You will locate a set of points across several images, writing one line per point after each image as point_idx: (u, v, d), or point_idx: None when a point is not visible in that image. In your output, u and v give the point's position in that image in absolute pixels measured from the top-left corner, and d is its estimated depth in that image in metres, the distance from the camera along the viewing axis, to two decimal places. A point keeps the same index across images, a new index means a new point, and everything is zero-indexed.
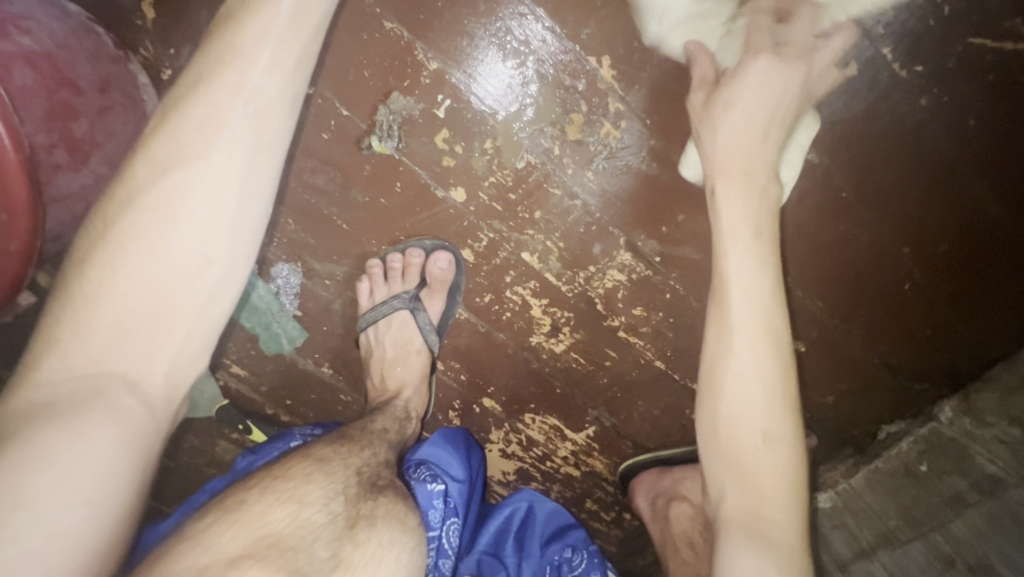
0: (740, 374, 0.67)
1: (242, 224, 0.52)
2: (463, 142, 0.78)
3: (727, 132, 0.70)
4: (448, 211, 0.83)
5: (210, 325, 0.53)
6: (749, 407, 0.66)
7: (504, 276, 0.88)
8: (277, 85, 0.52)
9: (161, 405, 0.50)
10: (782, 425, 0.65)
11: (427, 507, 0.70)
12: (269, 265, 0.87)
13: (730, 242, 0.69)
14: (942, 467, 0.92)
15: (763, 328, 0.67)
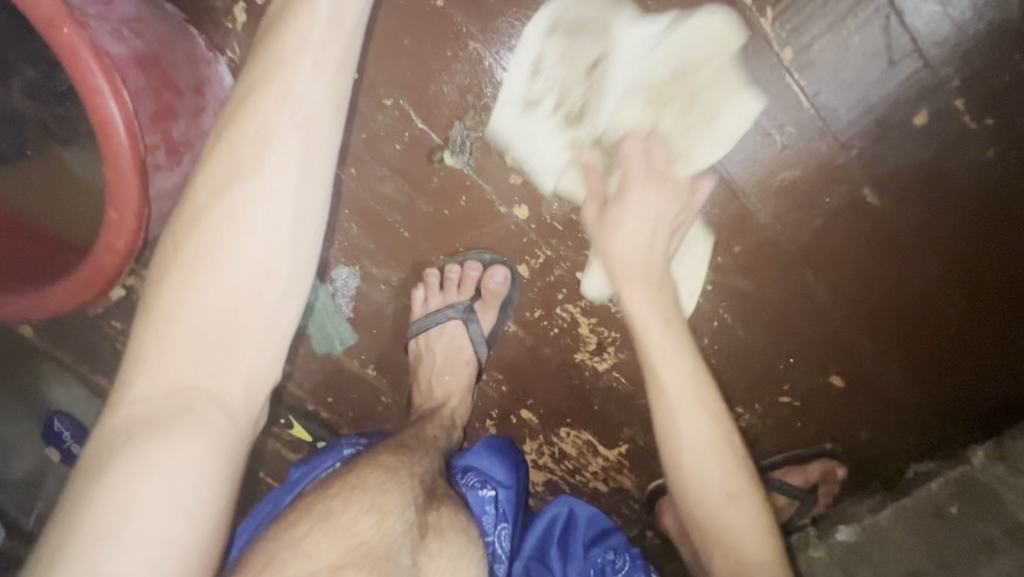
0: (721, 512, 0.71)
1: (303, 234, 0.50)
2: (532, 161, 0.79)
3: (625, 236, 0.75)
4: (509, 227, 0.85)
5: (277, 340, 0.51)
6: (708, 466, 0.72)
7: (556, 293, 0.90)
8: (321, 85, 0.50)
9: (243, 413, 0.49)
10: (740, 481, 0.72)
11: (480, 514, 0.74)
12: (330, 266, 0.89)
13: (647, 337, 0.73)
14: (975, 509, 0.92)
15: (728, 478, 0.72)
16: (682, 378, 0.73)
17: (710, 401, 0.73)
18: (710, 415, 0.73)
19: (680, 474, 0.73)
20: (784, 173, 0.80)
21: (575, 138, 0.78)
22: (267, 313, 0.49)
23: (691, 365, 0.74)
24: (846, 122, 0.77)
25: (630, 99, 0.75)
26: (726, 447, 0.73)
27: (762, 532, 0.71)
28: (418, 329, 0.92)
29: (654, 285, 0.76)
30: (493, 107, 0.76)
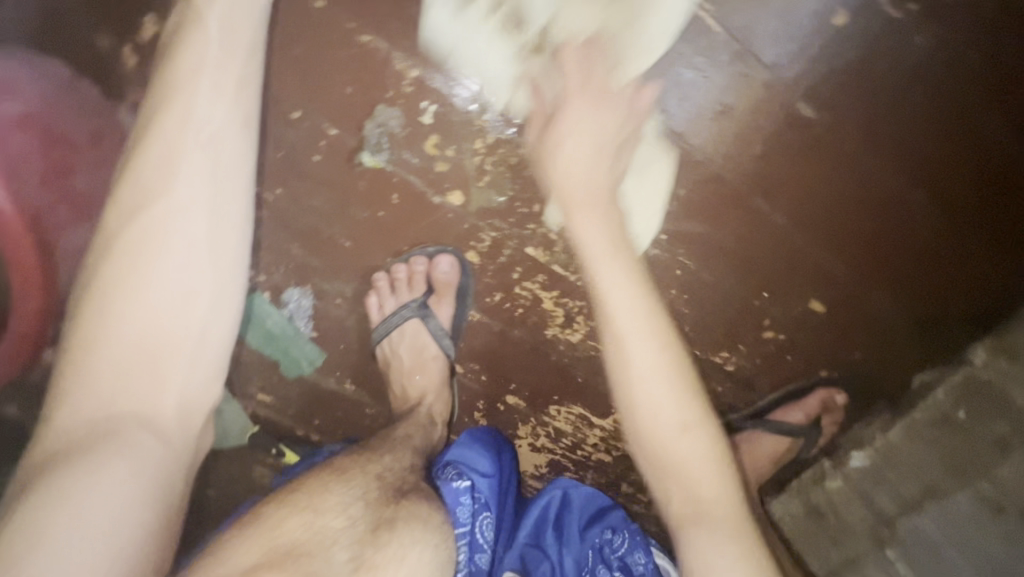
0: (672, 444, 0.56)
1: (222, 251, 0.56)
2: (454, 146, 0.78)
3: (568, 160, 0.66)
4: (448, 216, 0.83)
5: (208, 354, 0.55)
6: (658, 397, 0.56)
7: (511, 273, 0.88)
8: (224, 110, 0.57)
9: (176, 434, 0.52)
10: (695, 407, 0.57)
11: (454, 505, 0.72)
12: (280, 289, 0.87)
13: (601, 259, 0.61)
14: (979, 409, 0.90)
15: (680, 397, 0.57)
16: (652, 351, 0.57)
17: (662, 328, 0.58)
18: (660, 326, 0.58)
19: (626, 364, 0.57)
20: (712, 106, 0.78)
21: (527, 65, 0.73)
22: (193, 329, 0.54)
23: (661, 348, 0.58)
24: (767, 43, 0.75)
25: (519, 86, 0.74)
26: (687, 387, 0.58)
27: (728, 503, 0.55)
28: (381, 335, 0.91)
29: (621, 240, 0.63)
30: (400, 98, 0.75)
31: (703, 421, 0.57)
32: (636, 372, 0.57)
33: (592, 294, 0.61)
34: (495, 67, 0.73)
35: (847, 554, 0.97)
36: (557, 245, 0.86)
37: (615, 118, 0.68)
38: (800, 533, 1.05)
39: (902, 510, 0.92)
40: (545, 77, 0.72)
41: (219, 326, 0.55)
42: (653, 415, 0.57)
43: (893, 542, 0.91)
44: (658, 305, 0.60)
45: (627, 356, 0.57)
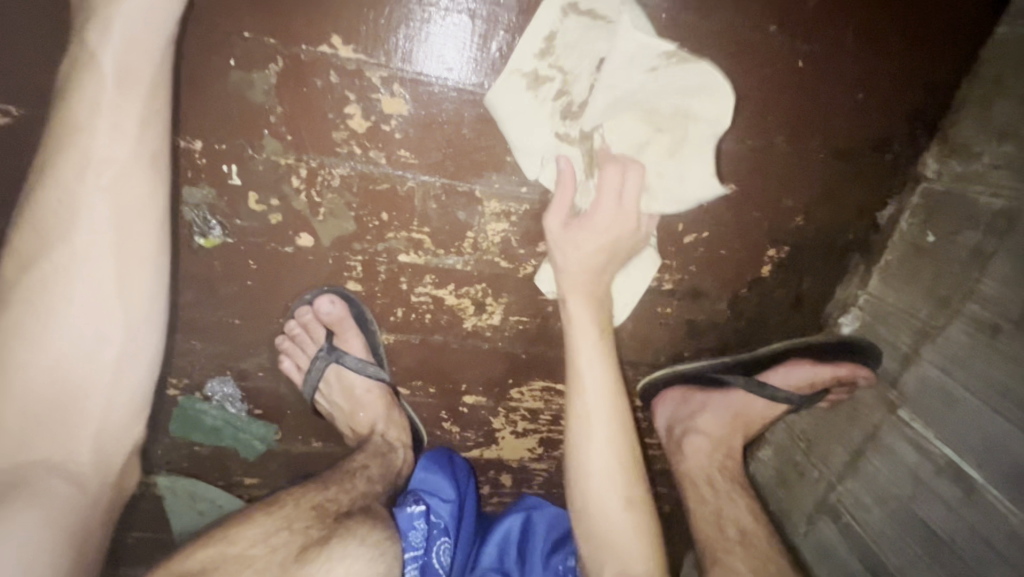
0: (617, 514, 0.79)
1: (134, 301, 0.62)
2: (275, 194, 0.76)
3: (571, 258, 0.81)
4: (309, 258, 0.82)
5: (122, 401, 0.63)
6: (613, 481, 0.80)
7: (400, 285, 0.86)
8: (125, 147, 0.60)
9: (89, 481, 0.61)
10: (637, 488, 0.81)
11: (408, 528, 0.85)
12: (202, 386, 0.90)
13: (580, 422, 0.82)
14: (948, 227, 0.80)
15: (627, 481, 0.81)
16: (607, 427, 0.82)
17: (622, 419, 0.82)
18: (617, 427, 0.82)
19: (588, 443, 0.81)
20: (494, 42, 0.71)
21: (558, 151, 0.77)
22: (109, 377, 0.61)
23: (614, 439, 0.82)
24: None
25: (551, 169, 0.78)
26: (627, 472, 0.81)
27: (651, 547, 0.78)
28: (309, 392, 0.92)
29: (596, 303, 0.84)
30: (200, 173, 0.74)
31: (637, 502, 0.80)
32: (607, 420, 0.82)
33: (574, 376, 0.83)
34: (456, 38, 0.70)
35: (866, 428, 0.88)
36: (425, 242, 0.82)
37: (615, 228, 0.80)
38: (818, 422, 0.98)
39: (903, 363, 0.83)
40: (573, 161, 0.77)
41: (129, 386, 0.63)
42: (629, 479, 0.81)
43: (904, 402, 0.82)
44: (618, 383, 0.83)
45: (592, 434, 0.81)
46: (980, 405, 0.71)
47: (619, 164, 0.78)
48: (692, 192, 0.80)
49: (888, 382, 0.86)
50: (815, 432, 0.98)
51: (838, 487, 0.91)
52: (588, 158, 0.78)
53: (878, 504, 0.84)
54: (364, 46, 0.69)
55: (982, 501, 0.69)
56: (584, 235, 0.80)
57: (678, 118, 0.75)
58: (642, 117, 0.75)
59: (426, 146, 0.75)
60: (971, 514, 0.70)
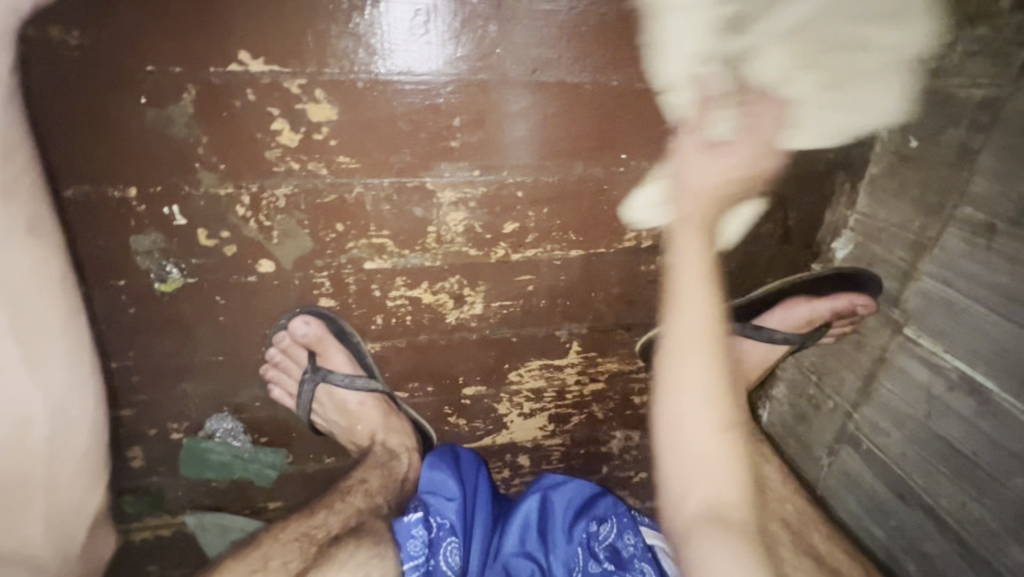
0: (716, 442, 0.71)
1: (54, 379, 0.64)
2: (224, 226, 0.74)
3: (692, 172, 0.77)
4: (275, 284, 0.80)
5: (66, 473, 0.66)
6: (702, 401, 0.73)
7: (373, 294, 0.84)
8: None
9: (55, 541, 0.66)
10: (730, 412, 0.74)
11: (406, 539, 0.81)
12: (203, 425, 0.90)
13: (676, 338, 0.75)
14: (930, 129, 0.74)
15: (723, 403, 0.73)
16: (700, 353, 0.74)
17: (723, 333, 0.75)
18: (713, 348, 0.74)
19: (678, 355, 0.74)
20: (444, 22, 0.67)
21: (696, 71, 0.73)
22: (46, 458, 0.64)
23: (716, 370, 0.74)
24: None
25: (689, 85, 0.74)
26: (723, 397, 0.74)
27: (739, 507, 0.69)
28: (305, 414, 0.92)
29: (707, 235, 0.77)
30: (143, 220, 0.72)
31: (731, 430, 0.73)
32: (699, 326, 0.74)
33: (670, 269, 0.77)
34: (411, 25, 0.66)
35: (873, 353, 0.85)
36: (388, 246, 0.80)
37: (740, 168, 0.77)
38: (826, 353, 0.94)
39: (902, 280, 0.79)
40: (716, 81, 0.73)
41: (76, 443, 0.67)
42: (718, 414, 0.73)
43: (908, 320, 0.78)
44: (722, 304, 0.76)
45: (688, 348, 0.74)
46: (985, 309, 0.67)
47: (760, 96, 0.74)
48: (849, 126, 0.78)
49: (890, 302, 0.82)
50: (825, 363, 0.95)
51: (855, 416, 0.88)
52: (732, 76, 0.73)
53: (897, 426, 0.81)
54: (275, 56, 0.65)
55: (999, 410, 0.66)
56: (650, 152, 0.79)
57: (845, 47, 0.71)
58: (807, 50, 0.71)
59: (365, 147, 0.72)
60: (989, 425, 0.67)
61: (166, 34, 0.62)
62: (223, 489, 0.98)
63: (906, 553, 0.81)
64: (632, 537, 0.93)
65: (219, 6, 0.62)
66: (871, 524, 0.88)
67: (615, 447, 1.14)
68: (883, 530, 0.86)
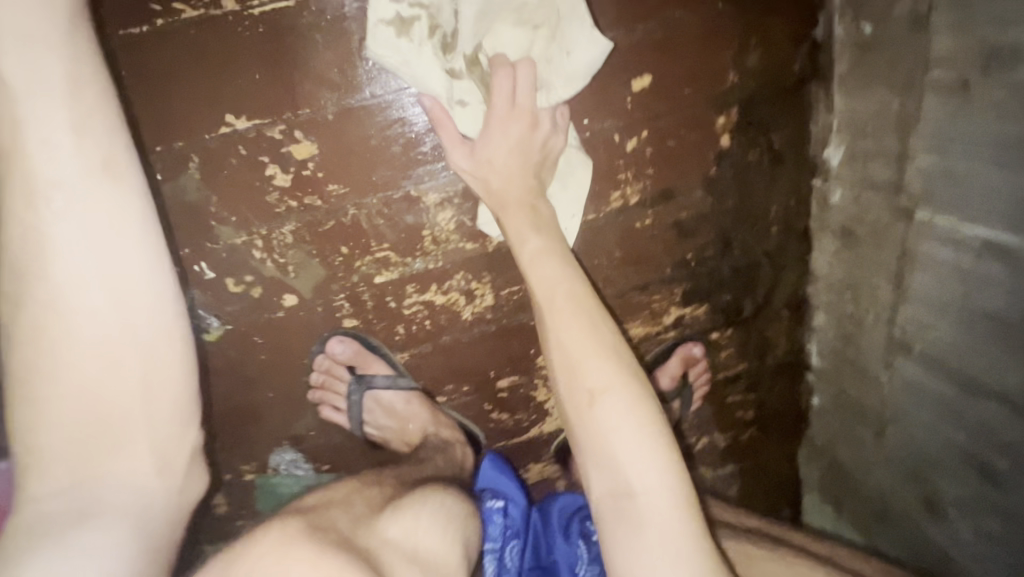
0: (591, 420, 0.64)
1: (133, 315, 0.46)
2: (247, 272, 0.83)
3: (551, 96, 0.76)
4: (301, 315, 0.88)
5: (166, 433, 0.49)
6: (583, 366, 0.66)
7: (389, 305, 0.90)
8: (71, 164, 0.43)
9: (160, 478, 0.50)
10: (609, 373, 0.65)
11: (486, 522, 0.81)
12: (269, 462, 0.98)
13: (547, 310, 0.70)
14: (880, 10, 0.74)
15: (611, 368, 0.66)
16: (565, 333, 0.68)
17: (588, 306, 0.70)
18: (581, 312, 0.69)
19: (554, 332, 0.69)
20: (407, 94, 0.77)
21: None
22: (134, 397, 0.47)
23: (588, 337, 0.67)
24: None
25: None
26: (607, 349, 0.67)
27: (657, 472, 0.62)
28: (357, 426, 0.99)
29: (531, 206, 0.76)
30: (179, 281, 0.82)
31: (635, 391, 0.65)
32: (557, 295, 0.70)
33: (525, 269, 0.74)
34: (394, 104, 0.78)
35: (896, 247, 0.80)
36: (392, 257, 0.86)
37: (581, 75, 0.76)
38: (852, 265, 0.91)
39: (899, 165, 0.76)
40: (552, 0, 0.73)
41: (166, 431, 0.49)
42: (615, 384, 0.65)
43: (918, 203, 0.74)
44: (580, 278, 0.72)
45: (556, 321, 0.69)
46: (989, 164, 0.63)
47: None
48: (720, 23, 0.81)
49: (895, 192, 0.78)
50: (854, 276, 0.91)
51: (898, 318, 0.84)
52: None
53: (942, 316, 0.76)
54: (255, 111, 0.75)
55: None
56: (491, 150, 0.75)
57: None
58: None
59: (348, 171, 0.80)
60: None
61: (168, 118, 0.74)
62: None
63: (993, 449, 0.74)
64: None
65: (201, 84, 0.73)
66: (949, 429, 0.81)
67: None
68: (963, 433, 0.78)
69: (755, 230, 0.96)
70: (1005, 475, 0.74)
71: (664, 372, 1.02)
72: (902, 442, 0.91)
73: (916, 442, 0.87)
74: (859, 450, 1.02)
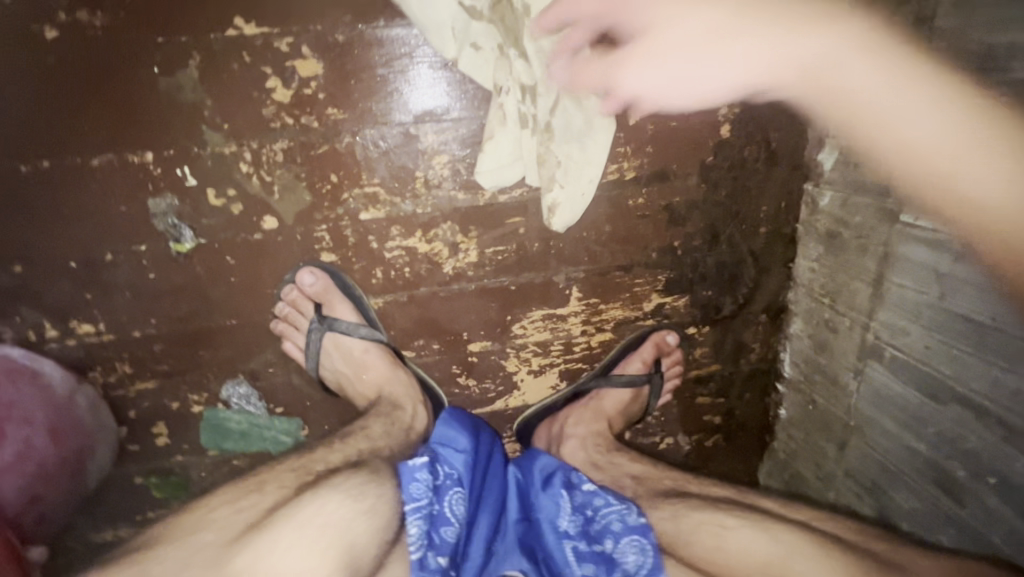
0: (979, 202, 0.63)
1: None
2: (229, 184, 0.81)
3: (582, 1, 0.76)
4: (279, 240, 0.86)
5: None
6: (955, 168, 0.65)
7: (370, 245, 0.88)
8: None
9: None
10: (974, 163, 0.62)
11: (409, 480, 0.74)
12: (220, 393, 0.94)
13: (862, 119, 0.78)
14: (886, 17, 0.77)
15: (981, 158, 0.62)
16: (875, 74, 0.72)
17: (927, 93, 0.68)
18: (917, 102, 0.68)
19: (895, 128, 0.73)
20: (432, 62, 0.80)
21: None
22: None
23: (934, 131, 0.66)
24: None
25: None
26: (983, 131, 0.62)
27: None
28: (314, 367, 0.94)
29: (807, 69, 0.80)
30: (159, 183, 0.80)
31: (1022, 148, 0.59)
32: (850, 52, 0.74)
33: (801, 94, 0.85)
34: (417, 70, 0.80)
35: (878, 251, 0.81)
36: (381, 194, 0.85)
37: None
38: (833, 271, 0.91)
39: (889, 169, 0.78)
40: None
41: None
42: (945, 103, 0.66)
43: (904, 206, 0.76)
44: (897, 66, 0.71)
45: (847, 72, 0.75)
46: None
47: None
48: None
49: (883, 195, 0.79)
50: (834, 281, 0.92)
51: (873, 324, 0.84)
52: None
53: (915, 321, 0.76)
54: (266, 19, 0.74)
55: (1006, 264, 0.62)
56: (587, 72, 0.79)
57: None
58: None
59: (350, 98, 0.80)
60: (1002, 283, 0.63)
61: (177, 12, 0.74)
62: (244, 468, 0.99)
63: (953, 458, 0.74)
64: (630, 515, 0.77)
65: None
66: (912, 439, 0.80)
67: None
68: (925, 442, 0.78)
69: (745, 226, 0.97)
70: (960, 485, 0.73)
71: (637, 354, 1.02)
72: (863, 453, 0.90)
73: (879, 453, 0.87)
74: (819, 463, 1.01)
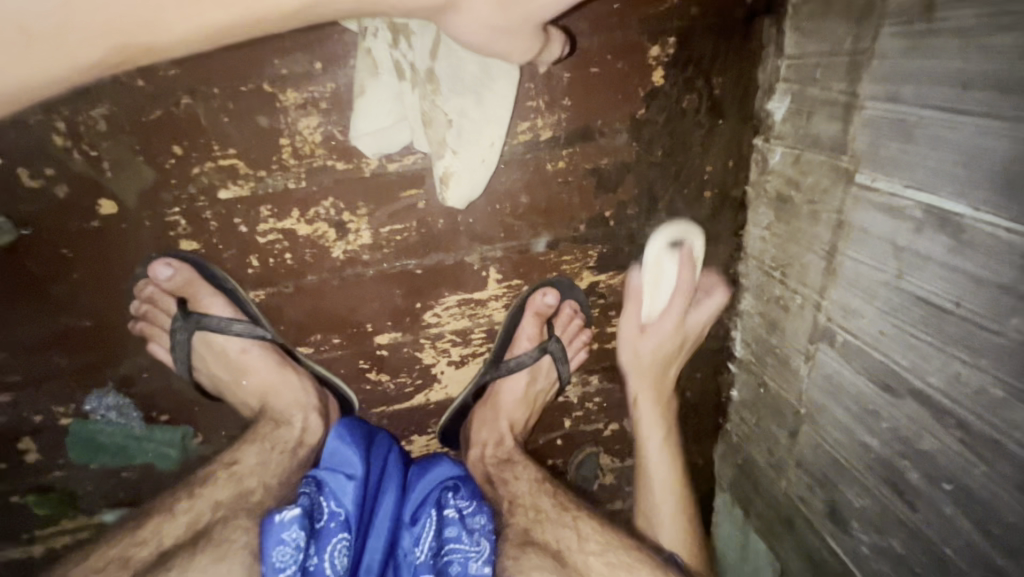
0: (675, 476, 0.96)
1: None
2: (46, 164, 0.67)
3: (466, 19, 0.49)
4: (123, 228, 0.73)
5: None
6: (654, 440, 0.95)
7: (238, 228, 0.75)
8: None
9: None
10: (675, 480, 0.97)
11: (273, 546, 0.63)
12: (85, 406, 0.81)
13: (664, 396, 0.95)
14: None
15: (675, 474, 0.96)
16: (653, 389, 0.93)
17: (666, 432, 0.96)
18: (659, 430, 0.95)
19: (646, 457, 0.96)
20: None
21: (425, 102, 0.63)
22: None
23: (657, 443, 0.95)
24: None
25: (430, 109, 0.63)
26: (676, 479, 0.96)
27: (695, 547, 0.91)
28: (185, 372, 0.83)
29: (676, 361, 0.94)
30: None
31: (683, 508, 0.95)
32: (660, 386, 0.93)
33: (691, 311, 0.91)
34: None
35: (831, 218, 0.69)
36: (240, 167, 0.71)
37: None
38: (784, 240, 0.79)
39: (845, 117, 0.64)
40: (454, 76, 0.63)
41: None
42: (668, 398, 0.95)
43: (860, 164, 0.63)
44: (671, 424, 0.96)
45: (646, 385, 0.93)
46: (936, 110, 0.52)
47: None
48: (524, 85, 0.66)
49: (837, 150, 0.66)
50: (786, 253, 0.79)
51: (826, 304, 0.73)
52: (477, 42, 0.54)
53: (870, 301, 0.65)
54: None
55: (974, 235, 0.50)
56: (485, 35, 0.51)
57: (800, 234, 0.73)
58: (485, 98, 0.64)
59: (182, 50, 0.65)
60: (968, 259, 0.51)
61: None
62: (135, 481, 0.88)
63: (908, 458, 0.64)
64: (474, 564, 0.71)
65: None
66: (864, 433, 0.70)
67: (575, 395, 0.98)
68: (879, 438, 0.68)
69: (687, 189, 0.84)
70: (914, 489, 0.63)
71: (521, 335, 0.92)
72: (815, 444, 0.81)
73: (832, 445, 0.77)
74: (770, 450, 0.92)
